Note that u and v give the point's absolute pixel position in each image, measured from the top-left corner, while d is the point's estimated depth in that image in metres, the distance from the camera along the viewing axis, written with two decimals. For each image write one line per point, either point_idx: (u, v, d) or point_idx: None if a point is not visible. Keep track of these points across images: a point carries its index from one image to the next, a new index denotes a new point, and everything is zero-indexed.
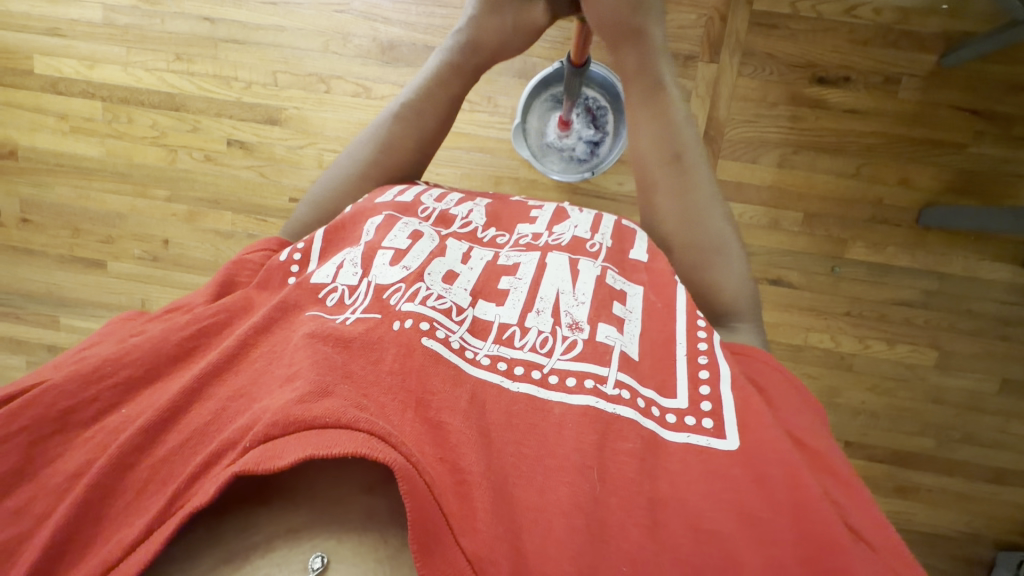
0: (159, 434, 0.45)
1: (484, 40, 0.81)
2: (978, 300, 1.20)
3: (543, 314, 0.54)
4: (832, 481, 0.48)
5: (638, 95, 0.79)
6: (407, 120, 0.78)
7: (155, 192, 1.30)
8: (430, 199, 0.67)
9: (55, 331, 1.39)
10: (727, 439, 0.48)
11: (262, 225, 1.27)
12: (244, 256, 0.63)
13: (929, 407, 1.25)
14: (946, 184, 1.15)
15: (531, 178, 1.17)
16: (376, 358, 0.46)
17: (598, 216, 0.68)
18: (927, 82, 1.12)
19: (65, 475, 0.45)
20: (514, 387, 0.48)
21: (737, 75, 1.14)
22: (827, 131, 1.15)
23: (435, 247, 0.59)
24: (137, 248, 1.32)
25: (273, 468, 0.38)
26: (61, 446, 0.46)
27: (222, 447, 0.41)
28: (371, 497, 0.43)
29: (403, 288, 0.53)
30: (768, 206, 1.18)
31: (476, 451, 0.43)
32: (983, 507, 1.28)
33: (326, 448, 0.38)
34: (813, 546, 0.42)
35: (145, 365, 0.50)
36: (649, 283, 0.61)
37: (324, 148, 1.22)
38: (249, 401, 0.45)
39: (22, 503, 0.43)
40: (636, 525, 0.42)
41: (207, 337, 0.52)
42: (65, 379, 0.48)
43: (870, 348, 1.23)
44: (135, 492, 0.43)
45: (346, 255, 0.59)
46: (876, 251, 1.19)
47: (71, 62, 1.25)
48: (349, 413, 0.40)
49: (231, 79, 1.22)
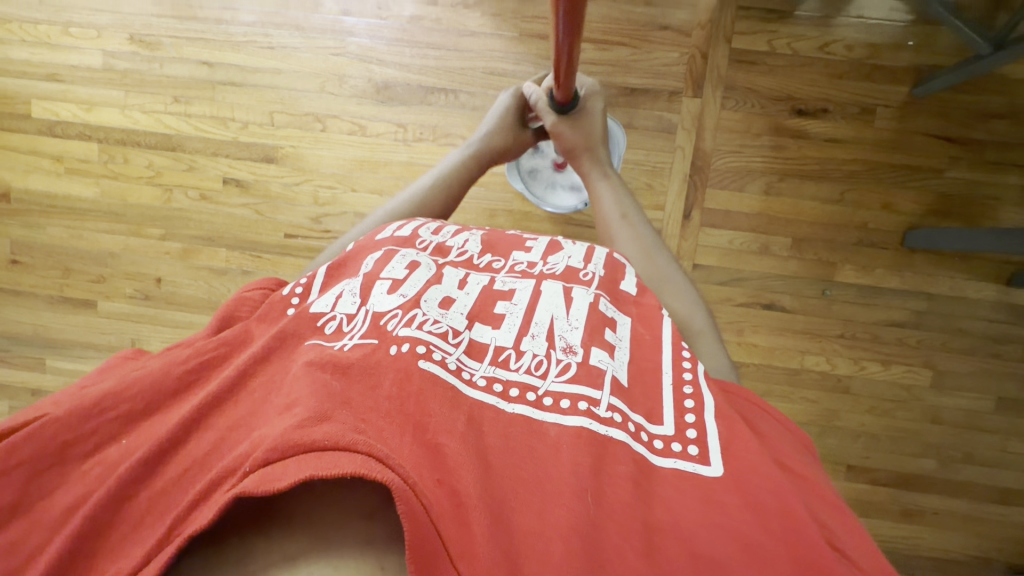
0: (161, 465, 0.44)
1: (496, 142, 0.93)
2: (967, 318, 1.22)
3: (538, 338, 0.55)
4: (827, 506, 0.48)
5: (588, 176, 0.89)
6: (441, 185, 0.86)
7: (149, 231, 1.29)
8: (428, 232, 0.68)
9: (41, 373, 1.35)
10: (712, 467, 0.47)
11: (257, 261, 1.27)
12: (244, 292, 0.62)
13: (928, 427, 1.25)
14: (927, 206, 1.19)
15: (525, 210, 1.19)
16: (373, 383, 0.45)
17: (591, 248, 0.69)
18: (901, 111, 1.17)
19: (61, 509, 0.43)
20: (511, 408, 0.48)
21: (721, 107, 1.19)
22: (809, 159, 1.19)
23: (432, 275, 0.59)
24: (129, 287, 1.31)
25: (272, 491, 0.37)
26: (58, 481, 0.44)
27: (221, 475, 0.40)
28: (370, 523, 0.40)
29: (400, 314, 0.53)
30: (756, 231, 1.21)
31: (473, 473, 0.42)
32: (991, 528, 1.27)
33: (327, 469, 0.37)
34: (810, 572, 0.42)
35: (145, 399, 0.49)
36: (638, 315, 0.62)
37: (320, 185, 1.24)
38: (248, 430, 0.44)
39: (17, 537, 0.42)
40: (635, 550, 0.41)
41: (207, 370, 0.51)
42: (64, 413, 0.47)
43: (866, 369, 1.24)
44: (132, 526, 0.41)
45: (345, 286, 0.59)
46: (864, 273, 1.21)
47: (69, 105, 1.27)
48: (349, 436, 0.39)
49: (229, 119, 1.24)
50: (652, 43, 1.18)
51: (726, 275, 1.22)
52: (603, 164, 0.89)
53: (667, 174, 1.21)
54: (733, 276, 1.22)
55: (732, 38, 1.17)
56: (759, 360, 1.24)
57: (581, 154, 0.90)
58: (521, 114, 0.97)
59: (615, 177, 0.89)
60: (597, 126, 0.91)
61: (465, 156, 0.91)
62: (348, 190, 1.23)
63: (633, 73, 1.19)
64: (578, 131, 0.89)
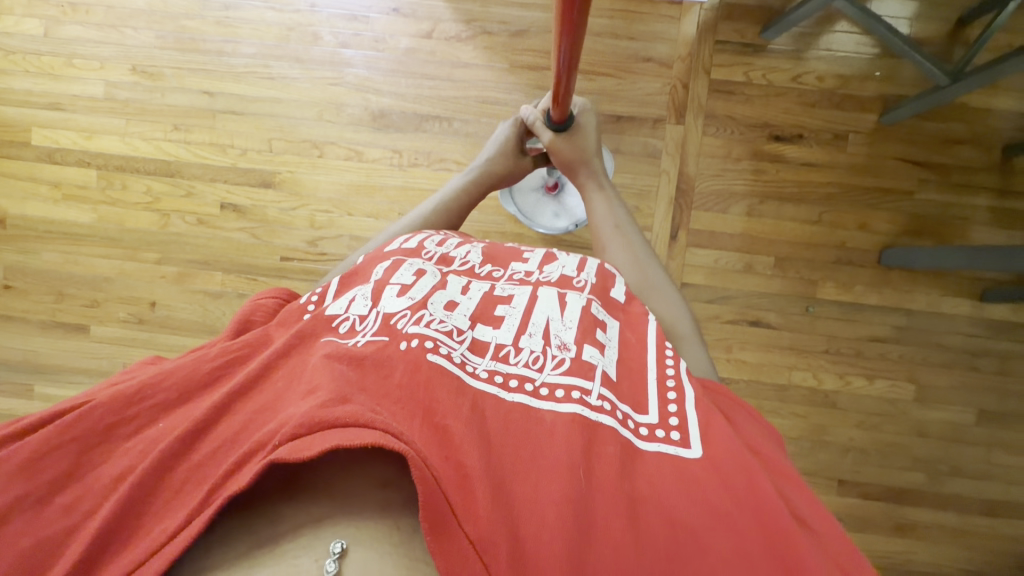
0: (199, 439, 0.45)
1: (497, 168, 0.97)
2: (944, 333, 1.26)
3: (535, 335, 0.57)
4: (789, 482, 0.51)
5: (584, 187, 0.93)
6: (442, 212, 0.89)
7: (145, 255, 1.31)
8: (433, 244, 0.70)
9: (28, 400, 1.34)
10: (692, 449, 0.49)
11: (253, 284, 1.28)
12: (259, 300, 0.64)
13: (913, 441, 1.28)
14: (900, 225, 1.25)
15: (517, 233, 1.22)
16: (386, 373, 0.47)
17: (584, 259, 0.72)
18: (871, 137, 1.24)
19: (110, 478, 0.45)
20: (510, 396, 0.50)
21: (702, 134, 1.24)
22: (788, 183, 1.25)
23: (437, 282, 0.61)
24: (123, 311, 1.31)
25: (302, 458, 0.39)
26: (103, 458, 0.46)
27: (254, 446, 0.42)
28: (386, 492, 0.42)
29: (410, 314, 0.55)
30: (740, 251, 1.25)
31: (475, 452, 0.43)
32: (981, 541, 1.29)
33: (350, 440, 0.39)
34: (772, 535, 0.44)
35: (183, 385, 0.50)
36: (626, 321, 0.64)
37: (317, 209, 1.27)
38: (274, 412, 0.46)
39: (71, 502, 0.43)
40: (617, 519, 0.43)
41: (233, 364, 0.53)
42: (108, 399, 0.48)
43: (851, 384, 1.27)
44: (173, 491, 0.43)
45: (358, 291, 0.61)
46: (845, 290, 1.26)
47: (69, 133, 1.30)
48: (368, 414, 0.41)
49: (228, 146, 1.28)
50: (636, 74, 1.25)
51: (713, 293, 1.26)
52: (598, 172, 0.93)
53: (654, 198, 1.26)
54: (720, 294, 1.26)
55: (711, 70, 1.24)
56: (748, 376, 1.27)
57: (578, 165, 0.93)
58: (520, 142, 1.01)
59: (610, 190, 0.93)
60: (591, 138, 0.94)
61: (467, 182, 0.95)
62: (344, 214, 1.26)
63: (618, 102, 1.25)
64: (573, 145, 0.93)
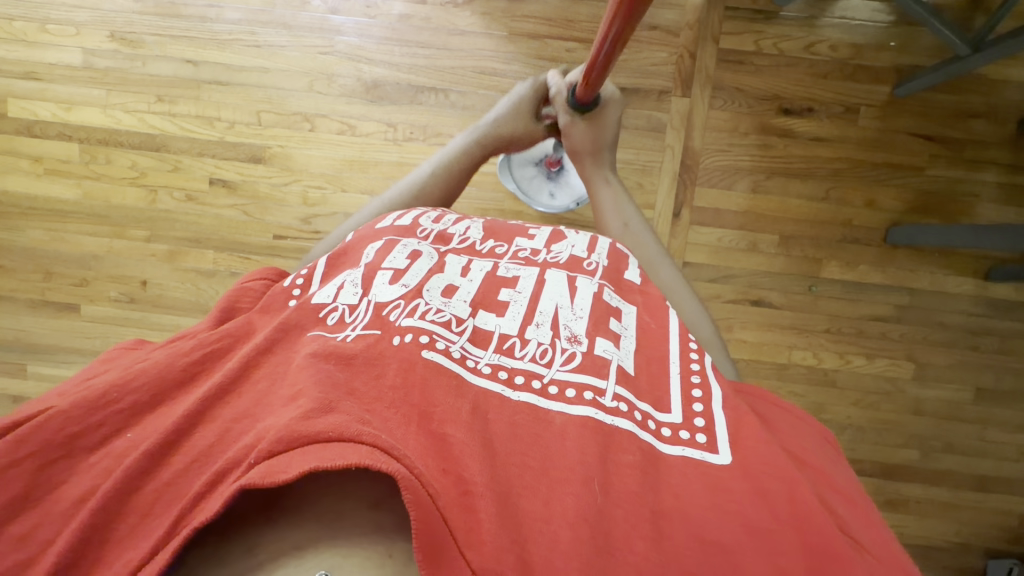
0: (166, 456, 0.44)
1: (505, 130, 0.91)
2: (947, 312, 1.25)
3: (542, 326, 0.55)
4: (838, 496, 0.49)
5: (590, 178, 0.89)
6: (440, 178, 0.86)
7: (133, 233, 1.27)
8: (429, 221, 0.67)
9: (22, 379, 1.32)
10: (720, 454, 0.48)
11: (245, 263, 1.25)
12: (245, 284, 0.62)
13: (910, 419, 1.29)
14: (909, 203, 1.22)
15: (517, 210, 1.19)
16: (377, 373, 0.46)
17: (594, 237, 0.70)
18: (884, 110, 1.20)
19: (71, 500, 0.43)
20: (516, 396, 0.48)
21: (709, 107, 1.20)
22: (795, 158, 1.21)
23: (434, 264, 0.59)
24: (114, 290, 1.28)
25: (277, 482, 0.37)
26: (65, 473, 0.44)
27: (226, 466, 0.40)
28: (377, 512, 0.41)
29: (403, 304, 0.53)
30: (744, 229, 1.23)
31: (479, 462, 0.42)
32: (970, 515, 1.31)
33: (330, 461, 0.38)
34: (817, 556, 0.43)
35: (151, 391, 0.48)
36: (643, 304, 0.62)
37: (309, 185, 1.23)
38: (253, 422, 0.44)
39: (26, 529, 0.42)
40: (643, 536, 0.42)
41: (210, 361, 0.51)
42: (69, 405, 0.46)
43: (851, 363, 1.27)
44: (140, 515, 0.42)
45: (346, 277, 0.58)
46: (849, 269, 1.24)
47: (48, 105, 1.24)
48: (353, 427, 0.39)
49: (215, 118, 1.22)
50: (641, 43, 1.19)
51: (716, 272, 1.24)
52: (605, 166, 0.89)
53: (657, 171, 1.22)
54: (723, 274, 1.24)
55: (720, 38, 1.19)
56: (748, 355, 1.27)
57: (586, 155, 0.90)
58: (539, 104, 0.94)
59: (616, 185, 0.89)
60: (609, 130, 0.89)
61: (470, 144, 0.90)
62: (338, 190, 1.22)
63: (622, 73, 1.20)
64: (590, 134, 0.88)
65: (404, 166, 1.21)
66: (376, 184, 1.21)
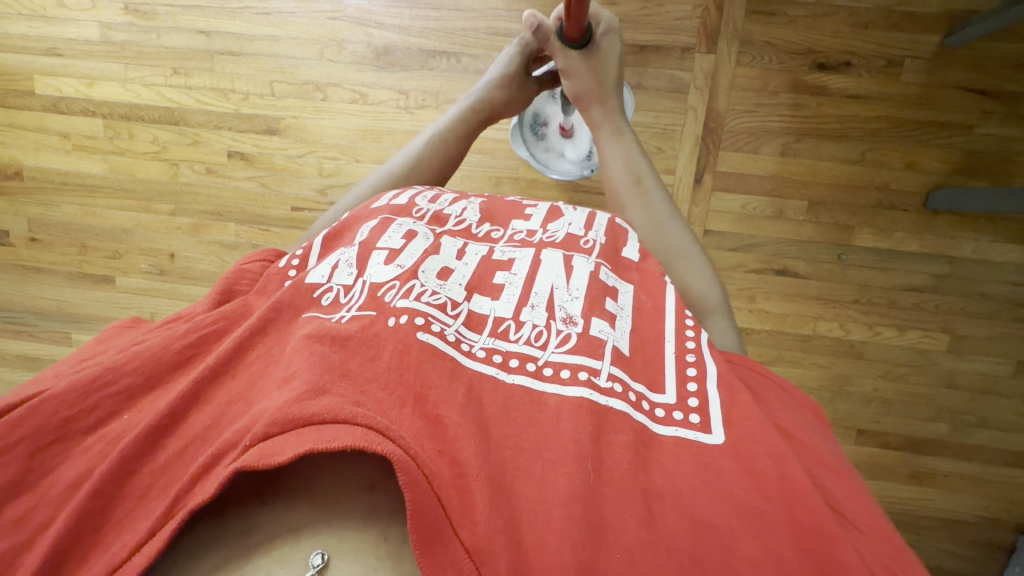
0: (160, 440, 0.46)
1: (502, 95, 0.93)
2: (989, 282, 1.18)
3: (538, 308, 0.55)
4: (829, 472, 0.49)
5: (600, 132, 0.88)
6: (437, 146, 0.87)
7: (159, 206, 1.31)
8: (425, 201, 0.68)
9: (68, 346, 1.41)
10: (713, 434, 0.48)
11: (266, 235, 1.28)
12: (243, 265, 0.64)
13: (942, 392, 1.24)
14: (953, 165, 1.13)
15: (530, 177, 1.17)
16: (373, 355, 0.46)
17: (592, 214, 0.69)
18: (931, 63, 1.10)
19: (66, 484, 0.46)
20: (510, 378, 0.49)
21: (736, 64, 1.12)
22: (829, 117, 1.13)
23: (429, 245, 0.59)
24: (145, 262, 1.34)
25: (273, 464, 0.39)
26: (62, 454, 0.47)
27: (222, 448, 0.42)
28: (372, 496, 0.43)
29: (399, 285, 0.53)
30: (771, 195, 1.17)
31: (473, 445, 0.42)
32: (1002, 491, 1.27)
33: (325, 442, 0.39)
34: (807, 533, 0.42)
35: (143, 374, 0.51)
36: (640, 283, 0.62)
37: (324, 156, 1.23)
38: (247, 405, 0.47)
39: (22, 512, 0.45)
40: (635, 516, 0.42)
41: (205, 343, 0.54)
42: (62, 389, 0.49)
43: (880, 334, 1.22)
44: (136, 497, 0.44)
45: (340, 256, 0.59)
46: (883, 237, 1.17)
47: (71, 81, 1.26)
48: (347, 409, 0.40)
49: (229, 90, 1.22)
50: None
51: (739, 241, 1.20)
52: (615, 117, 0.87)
53: (678, 136, 1.16)
54: (746, 242, 1.20)
55: None
56: (770, 326, 1.23)
57: (594, 103, 0.88)
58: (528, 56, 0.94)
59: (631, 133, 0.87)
60: (610, 68, 0.87)
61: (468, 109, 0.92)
62: (352, 161, 1.22)
63: (643, 29, 1.13)
64: (591, 74, 0.87)
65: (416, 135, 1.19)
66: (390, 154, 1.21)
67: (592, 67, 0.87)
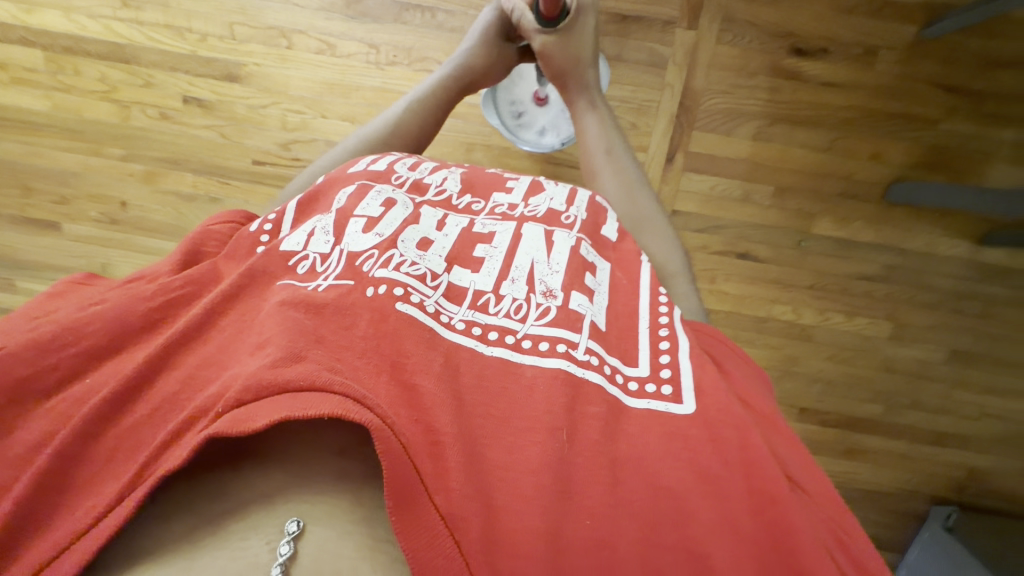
0: (130, 401, 0.45)
1: (480, 64, 0.91)
2: (935, 275, 1.24)
3: (517, 282, 0.55)
4: (788, 441, 0.51)
5: (577, 103, 0.89)
6: (417, 112, 0.85)
7: (109, 151, 1.23)
8: (404, 167, 0.67)
9: (11, 294, 1.34)
10: (684, 404, 0.49)
11: (225, 189, 1.23)
12: (210, 227, 0.62)
13: (880, 375, 1.32)
14: (916, 159, 1.16)
15: (503, 146, 1.14)
16: (349, 324, 0.46)
17: (573, 190, 0.69)
18: (906, 54, 1.11)
19: (24, 445, 0.44)
20: (489, 350, 0.49)
21: (716, 42, 1.11)
22: (804, 104, 1.14)
23: (409, 215, 0.59)
24: (95, 210, 1.27)
25: (247, 430, 0.38)
26: (19, 416, 0.45)
27: (195, 412, 0.42)
28: (343, 460, 0.44)
29: (377, 255, 0.53)
30: (741, 179, 1.18)
31: (448, 413, 0.43)
32: (923, 466, 1.38)
33: (302, 410, 0.38)
34: (758, 496, 0.44)
35: (109, 335, 0.49)
36: (617, 260, 0.63)
37: (289, 108, 1.17)
38: (218, 368, 0.46)
39: None
40: (599, 482, 0.43)
41: (172, 307, 0.52)
42: (18, 347, 0.47)
43: (830, 320, 1.28)
44: (104, 459, 0.43)
45: (316, 223, 0.58)
46: (843, 226, 1.21)
47: (7, 5, 1.15)
48: (324, 376, 0.40)
49: (186, 30, 1.14)
50: None
51: (706, 222, 1.21)
52: (591, 89, 0.89)
53: (653, 113, 1.14)
54: (712, 224, 1.22)
55: None
56: (728, 307, 1.27)
57: (571, 80, 0.89)
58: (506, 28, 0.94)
59: (604, 107, 0.89)
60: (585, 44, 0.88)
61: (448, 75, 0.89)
62: (319, 116, 1.17)
63: None
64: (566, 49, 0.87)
65: (387, 93, 1.15)
66: (359, 111, 1.16)
67: (564, 43, 0.87)
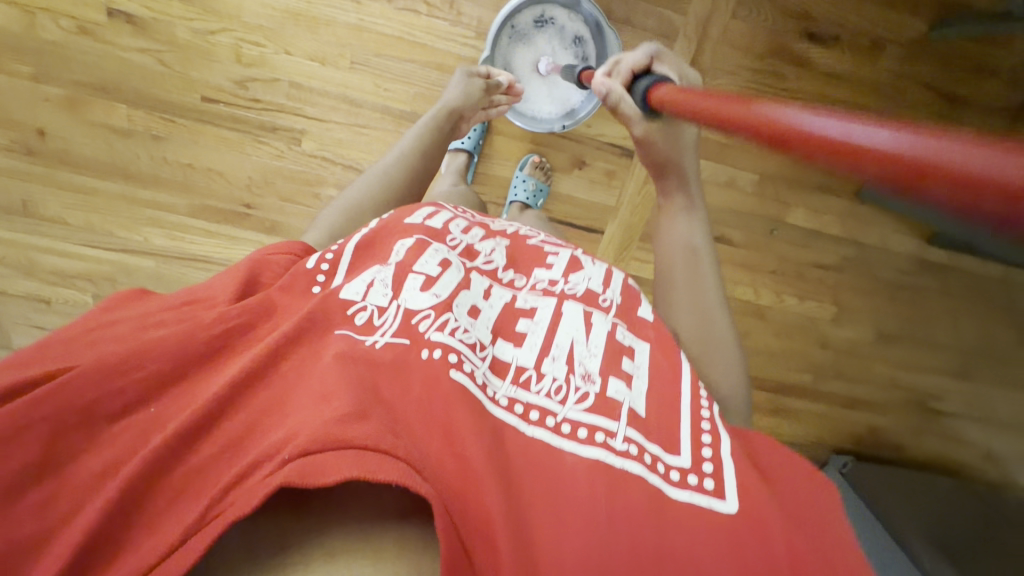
0: (197, 438, 0.40)
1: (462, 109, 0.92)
2: (881, 267, 1.34)
3: (558, 360, 0.52)
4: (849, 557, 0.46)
5: (668, 196, 0.82)
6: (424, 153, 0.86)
7: (14, 66, 1.03)
8: (457, 229, 0.63)
9: None
10: (728, 502, 0.45)
11: (170, 126, 1.08)
12: (266, 255, 0.55)
13: (815, 350, 1.46)
14: None
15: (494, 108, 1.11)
16: (403, 382, 0.45)
17: (610, 271, 0.66)
18: (910, 52, 1.09)
19: (91, 472, 0.38)
20: (530, 431, 0.47)
21: (731, 15, 1.04)
22: (802, 93, 1.11)
23: (461, 279, 0.56)
24: (3, 136, 1.08)
25: (318, 484, 0.36)
26: (82, 442, 0.39)
27: (263, 456, 0.37)
28: (403, 527, 0.39)
29: (433, 316, 0.50)
30: (727, 164, 1.17)
31: (496, 496, 0.40)
32: (836, 425, 1.58)
33: (370, 471, 0.36)
34: None
35: (174, 361, 0.43)
36: (657, 341, 0.60)
37: (243, 39, 1.02)
38: (287, 412, 0.41)
39: (41, 498, 0.36)
40: None
41: (235, 339, 0.46)
42: (88, 366, 0.40)
43: (783, 301, 1.36)
44: (170, 495, 0.37)
45: (376, 274, 0.54)
46: (812, 217, 1.26)
47: None
48: (386, 440, 0.38)
49: None
50: None
51: None
52: (687, 178, 0.80)
53: None
54: None
55: None
56: None
57: (670, 169, 0.80)
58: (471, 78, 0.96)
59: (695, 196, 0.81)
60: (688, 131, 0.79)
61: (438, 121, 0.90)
62: (279, 52, 1.03)
63: None
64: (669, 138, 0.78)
65: (362, 33, 1.02)
66: (328, 50, 1.03)
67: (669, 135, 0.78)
